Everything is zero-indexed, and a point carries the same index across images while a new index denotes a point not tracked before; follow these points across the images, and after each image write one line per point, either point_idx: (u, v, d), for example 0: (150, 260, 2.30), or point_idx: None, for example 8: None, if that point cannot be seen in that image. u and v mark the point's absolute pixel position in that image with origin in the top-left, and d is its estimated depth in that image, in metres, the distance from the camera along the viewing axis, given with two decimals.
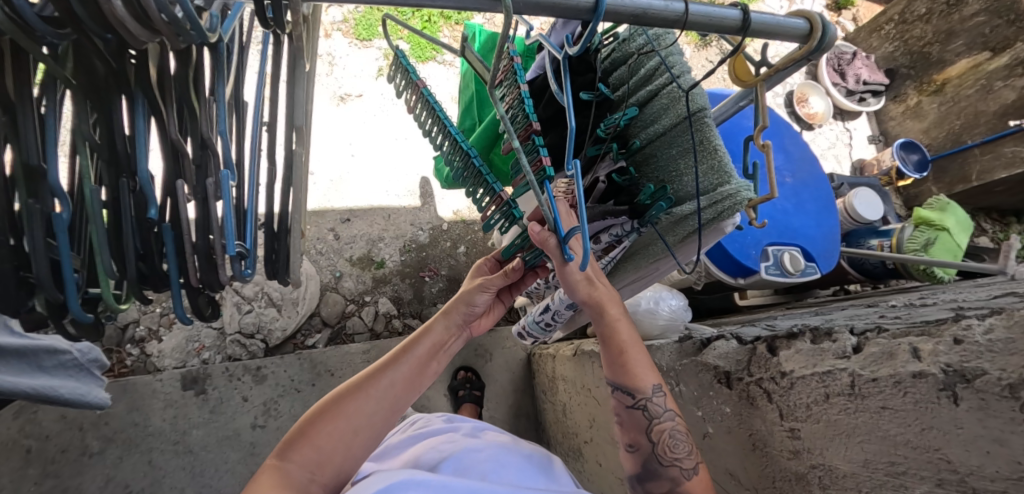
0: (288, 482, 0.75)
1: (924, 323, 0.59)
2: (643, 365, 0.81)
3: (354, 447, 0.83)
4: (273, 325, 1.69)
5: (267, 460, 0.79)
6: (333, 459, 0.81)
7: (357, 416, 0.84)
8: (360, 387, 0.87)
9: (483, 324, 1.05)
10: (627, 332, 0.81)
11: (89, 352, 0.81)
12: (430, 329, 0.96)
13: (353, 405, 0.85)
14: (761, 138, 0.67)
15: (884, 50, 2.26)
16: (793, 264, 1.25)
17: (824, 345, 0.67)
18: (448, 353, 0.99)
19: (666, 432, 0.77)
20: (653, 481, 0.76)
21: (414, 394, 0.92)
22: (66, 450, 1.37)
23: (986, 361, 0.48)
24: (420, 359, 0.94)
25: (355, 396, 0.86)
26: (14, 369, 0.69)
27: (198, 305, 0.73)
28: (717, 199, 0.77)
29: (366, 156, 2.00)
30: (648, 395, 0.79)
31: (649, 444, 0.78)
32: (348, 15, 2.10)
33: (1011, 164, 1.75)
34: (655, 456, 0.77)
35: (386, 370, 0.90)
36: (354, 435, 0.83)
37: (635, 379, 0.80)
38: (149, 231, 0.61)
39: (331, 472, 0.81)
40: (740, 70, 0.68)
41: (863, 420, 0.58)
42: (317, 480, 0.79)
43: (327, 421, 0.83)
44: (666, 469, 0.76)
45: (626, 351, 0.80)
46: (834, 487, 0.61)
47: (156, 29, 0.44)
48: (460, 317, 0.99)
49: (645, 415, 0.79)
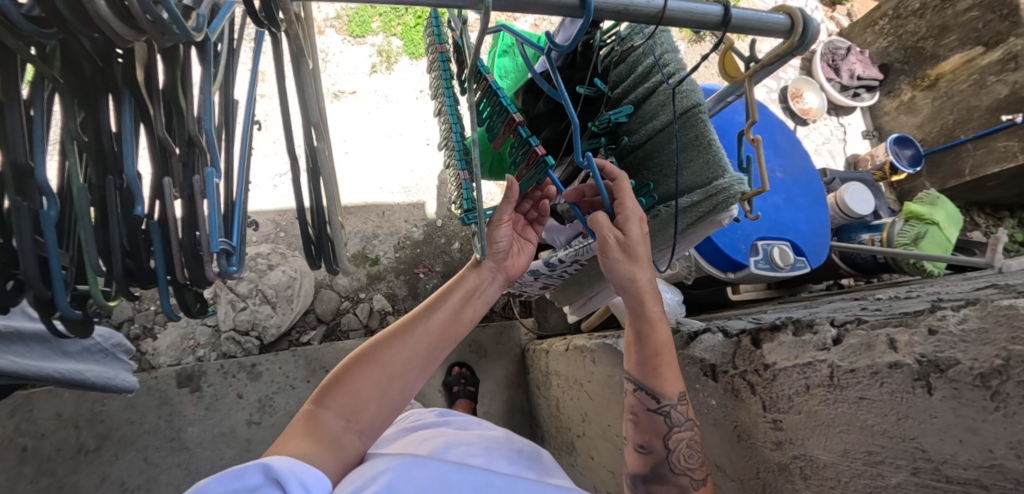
0: (321, 429, 0.73)
1: (901, 315, 0.59)
2: (671, 369, 0.78)
3: (389, 396, 0.79)
4: (268, 322, 1.66)
5: (303, 406, 0.77)
6: (368, 405, 0.77)
7: (390, 363, 0.79)
8: (396, 334, 0.82)
9: (516, 267, 0.94)
10: (664, 334, 0.80)
11: (110, 338, 1.13)
12: (462, 275, 0.89)
13: (389, 351, 0.80)
14: (751, 133, 0.66)
15: (878, 45, 2.27)
16: (782, 259, 1.26)
17: (805, 337, 0.67)
18: (483, 301, 0.90)
19: (683, 441, 0.74)
20: (659, 485, 0.73)
21: (452, 342, 0.86)
22: (62, 448, 1.38)
23: (959, 351, 0.49)
24: (453, 306, 0.87)
25: (391, 340, 0.81)
26: (36, 353, 0.90)
27: (186, 302, 0.70)
28: (711, 192, 0.76)
29: (360, 152, 2.00)
30: (673, 402, 0.76)
31: (663, 449, 0.75)
32: (342, 12, 2.09)
33: (1004, 158, 1.77)
34: (668, 462, 0.74)
35: (418, 318, 0.84)
36: (389, 383, 0.79)
37: (662, 383, 0.77)
38: (137, 231, 0.60)
39: (366, 419, 0.77)
40: (728, 66, 0.67)
41: (842, 411, 0.59)
42: (352, 428, 0.75)
43: (364, 367, 0.79)
44: (676, 476, 0.73)
45: (661, 352, 0.78)
46: (815, 477, 0.62)
47: (140, 28, 0.44)
48: (489, 259, 0.90)
49: (665, 422, 0.76)
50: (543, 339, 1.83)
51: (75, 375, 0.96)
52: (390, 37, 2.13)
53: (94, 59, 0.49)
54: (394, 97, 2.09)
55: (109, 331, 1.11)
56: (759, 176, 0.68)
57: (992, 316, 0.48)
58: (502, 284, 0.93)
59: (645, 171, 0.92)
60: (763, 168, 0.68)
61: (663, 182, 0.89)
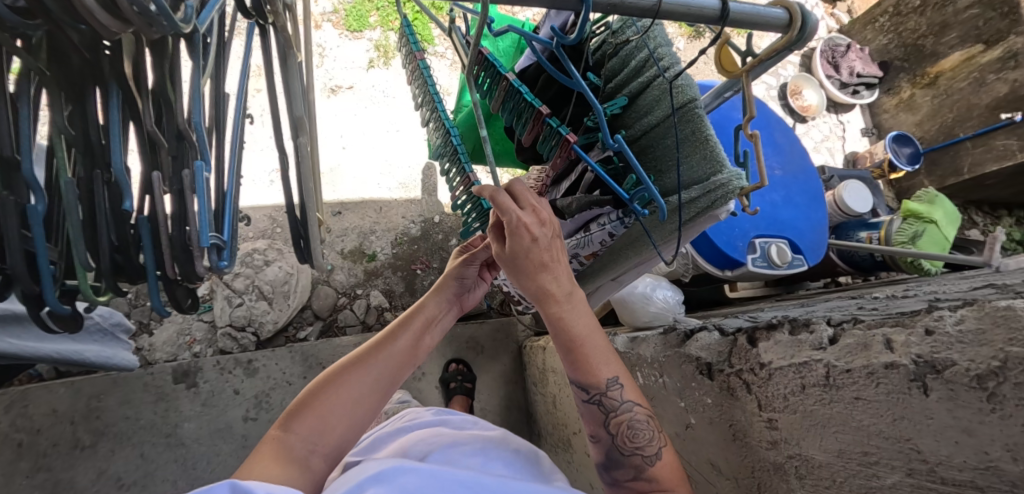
0: (288, 454, 0.72)
1: (898, 315, 0.59)
2: (601, 357, 0.74)
3: (359, 416, 0.80)
4: (265, 318, 1.66)
5: (269, 431, 0.76)
6: (335, 427, 0.77)
7: (359, 382, 0.82)
8: (364, 358, 0.84)
9: (469, 302, 1.05)
10: (583, 325, 0.74)
11: (110, 318, 1.11)
12: (422, 305, 0.96)
13: (356, 374, 0.82)
14: (749, 127, 0.64)
15: (878, 42, 2.26)
16: (779, 257, 1.26)
17: (802, 336, 0.67)
18: (441, 328, 0.97)
19: (625, 424, 0.73)
20: (619, 469, 0.74)
21: (412, 366, 0.90)
22: (58, 444, 1.38)
23: (956, 351, 0.49)
24: (416, 332, 0.92)
25: (355, 364, 0.84)
26: (37, 336, 0.88)
27: (177, 297, 0.69)
28: (710, 188, 0.75)
29: (358, 148, 1.99)
30: (605, 388, 0.73)
31: (608, 436, 0.75)
32: (339, 6, 2.08)
33: (1002, 157, 1.77)
34: (616, 447, 0.74)
35: (384, 341, 0.88)
36: (356, 405, 0.80)
37: (589, 373, 0.74)
38: (126, 224, 0.59)
39: (334, 442, 0.77)
40: (725, 61, 0.65)
41: (838, 410, 0.58)
42: (318, 451, 0.75)
43: (332, 391, 0.80)
44: (627, 457, 0.73)
45: (582, 344, 0.73)
46: (810, 476, 0.62)
47: (127, 19, 0.43)
48: (451, 292, 0.99)
49: (601, 410, 0.74)
50: (541, 335, 1.82)
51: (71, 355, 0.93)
52: (388, 32, 2.12)
53: (82, 51, 0.48)
54: (391, 92, 2.07)
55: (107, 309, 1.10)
56: (758, 171, 0.66)
57: (990, 317, 0.48)
58: (456, 313, 1.02)
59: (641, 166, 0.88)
60: (762, 165, 0.65)
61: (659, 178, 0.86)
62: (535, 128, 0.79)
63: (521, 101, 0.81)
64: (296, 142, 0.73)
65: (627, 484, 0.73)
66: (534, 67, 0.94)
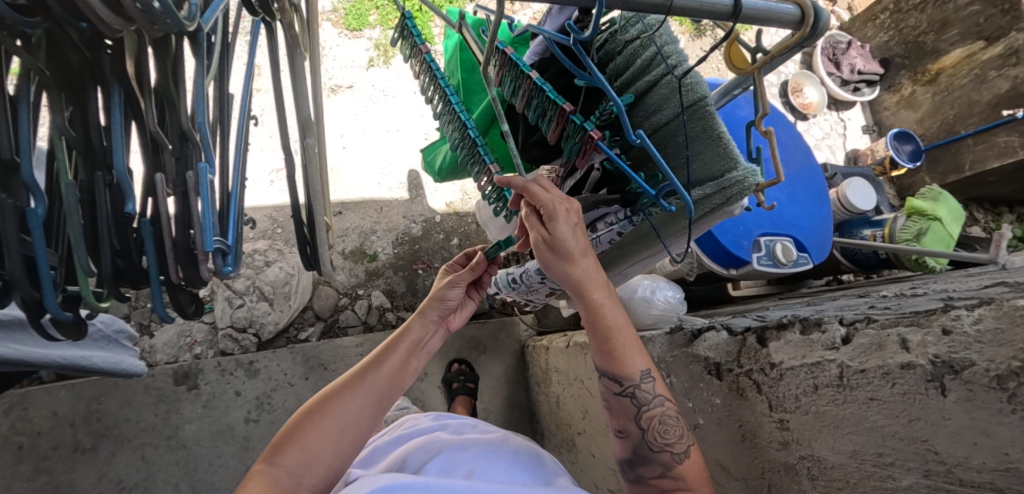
0: (275, 485, 0.72)
1: (913, 314, 0.58)
2: (631, 350, 0.75)
3: (344, 445, 0.80)
4: (265, 319, 1.66)
5: (254, 465, 0.75)
6: (321, 460, 0.77)
7: (343, 412, 0.81)
8: (347, 386, 0.85)
9: (457, 321, 1.04)
10: (614, 316, 0.75)
11: (113, 324, 1.10)
12: (407, 327, 0.95)
13: (341, 403, 0.82)
14: (763, 125, 0.64)
15: (879, 39, 2.25)
16: (784, 255, 1.25)
17: (813, 336, 0.66)
18: (428, 351, 0.97)
19: (657, 418, 0.73)
20: (645, 466, 0.73)
21: (399, 389, 0.90)
22: (58, 447, 1.37)
23: (974, 352, 0.48)
24: (402, 356, 0.92)
25: (340, 392, 0.84)
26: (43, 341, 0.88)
27: (180, 302, 0.67)
28: (725, 185, 0.73)
29: (358, 148, 1.98)
30: (637, 382, 0.74)
31: (638, 431, 0.74)
32: (337, 5, 2.06)
33: (1004, 154, 1.76)
34: (646, 442, 0.73)
35: (366, 370, 0.88)
36: (342, 434, 0.80)
37: (623, 365, 0.74)
38: (128, 228, 0.58)
39: (323, 470, 0.77)
40: (735, 58, 0.64)
41: (851, 411, 0.58)
42: (306, 484, 0.74)
43: (316, 421, 0.80)
44: (657, 453, 0.72)
45: (613, 336, 0.75)
46: (823, 477, 0.61)
47: (129, 17, 0.42)
48: (435, 314, 0.99)
49: (633, 403, 0.74)
50: (543, 335, 1.82)
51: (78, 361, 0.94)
52: (387, 30, 2.11)
53: (82, 50, 0.47)
54: (391, 91, 2.06)
55: (111, 317, 1.10)
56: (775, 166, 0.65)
57: (1009, 316, 0.47)
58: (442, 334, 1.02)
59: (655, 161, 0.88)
60: (776, 161, 0.65)
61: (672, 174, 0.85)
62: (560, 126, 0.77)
63: (545, 99, 0.79)
64: (303, 143, 0.72)
65: (653, 480, 0.72)
66: (539, 64, 0.92)
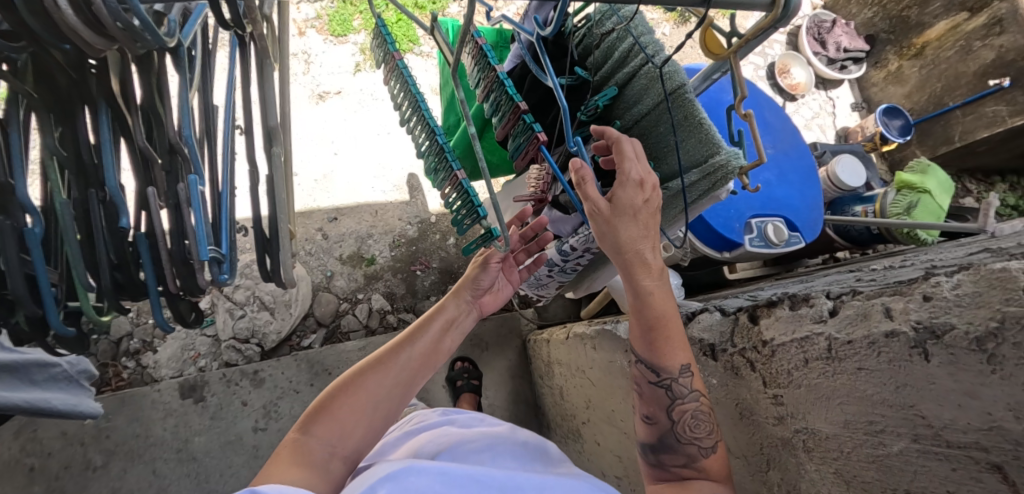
0: (308, 459, 0.72)
1: (896, 284, 0.59)
2: (676, 345, 0.73)
3: (376, 419, 0.80)
4: (267, 328, 1.66)
5: (287, 436, 0.76)
6: (354, 431, 0.77)
7: (377, 387, 0.81)
8: (381, 361, 0.84)
9: (492, 305, 1.04)
10: (663, 307, 0.74)
11: (77, 363, 0.94)
12: (441, 306, 0.97)
13: (374, 379, 0.82)
14: (743, 108, 0.64)
15: (863, 16, 2.25)
16: (776, 235, 1.26)
17: (802, 311, 0.68)
18: (461, 331, 0.98)
19: (688, 412, 0.71)
20: (669, 455, 0.71)
21: (429, 370, 0.90)
22: (70, 466, 1.39)
23: (954, 315, 0.49)
24: (435, 335, 0.93)
25: (373, 369, 0.83)
26: (8, 384, 0.80)
27: (180, 312, 0.69)
28: (710, 171, 0.72)
29: (349, 153, 1.99)
30: (675, 375, 0.72)
31: (668, 421, 0.72)
32: (321, 12, 2.07)
33: (994, 123, 1.79)
34: (673, 433, 0.71)
35: (403, 344, 0.88)
36: (375, 409, 0.80)
37: (664, 357, 0.73)
38: (124, 243, 0.59)
39: (354, 444, 0.77)
40: (711, 44, 0.66)
41: (841, 382, 0.59)
42: (337, 455, 0.75)
43: (350, 395, 0.80)
44: (682, 446, 0.70)
45: (660, 328, 0.74)
46: (818, 449, 0.63)
47: (112, 37, 0.44)
48: (469, 294, 1.00)
49: (668, 394, 0.72)
50: (544, 328, 1.83)
51: (39, 403, 0.80)
52: (372, 34, 2.11)
53: (68, 71, 0.48)
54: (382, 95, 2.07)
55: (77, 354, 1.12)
56: (755, 148, 0.66)
57: (986, 280, 0.48)
58: (475, 317, 1.02)
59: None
60: (758, 143, 0.65)
61: (662, 160, 0.84)
62: (510, 123, 0.82)
63: (504, 93, 0.82)
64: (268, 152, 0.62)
65: (672, 468, 0.70)
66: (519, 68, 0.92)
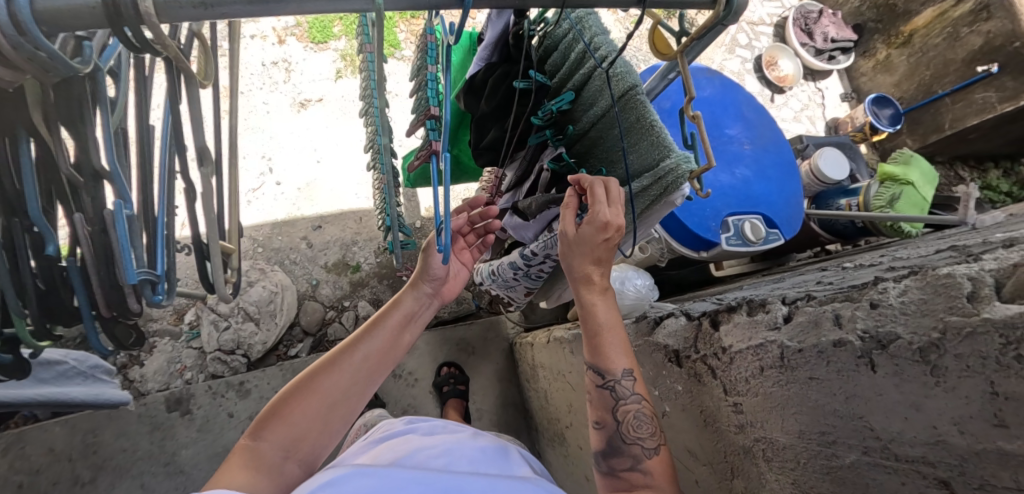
0: (261, 462, 0.71)
1: (849, 289, 0.58)
2: (619, 347, 0.73)
3: (332, 421, 0.78)
4: (253, 340, 1.64)
5: (241, 440, 0.74)
6: (308, 435, 0.75)
7: (334, 389, 0.78)
8: (335, 361, 0.80)
9: (452, 290, 0.95)
10: (606, 314, 0.74)
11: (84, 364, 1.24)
12: (397, 299, 0.89)
13: (330, 379, 0.79)
14: (691, 110, 0.62)
15: (850, 5, 2.23)
16: (753, 233, 1.25)
17: (758, 317, 0.67)
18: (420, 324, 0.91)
19: (631, 413, 0.70)
20: (618, 459, 0.69)
21: (389, 366, 0.85)
22: (58, 482, 1.38)
23: (900, 324, 0.47)
24: (393, 329, 0.86)
25: (328, 369, 0.79)
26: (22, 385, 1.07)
27: (116, 335, 0.71)
28: (660, 174, 0.71)
29: (332, 161, 1.97)
30: (618, 377, 0.71)
31: (613, 423, 0.71)
32: (301, 19, 2.06)
33: (983, 110, 1.76)
34: (619, 433, 0.70)
35: (355, 344, 0.83)
36: (331, 410, 0.78)
37: (605, 358, 0.73)
38: (54, 268, 0.60)
39: (309, 448, 0.75)
40: (659, 43, 0.63)
41: (794, 391, 0.58)
42: (293, 457, 0.73)
43: (305, 397, 0.77)
44: (628, 446, 0.69)
45: (602, 333, 0.73)
46: (776, 458, 0.61)
47: (19, 67, 0.41)
48: (426, 285, 0.90)
49: (612, 396, 0.71)
50: (531, 331, 1.82)
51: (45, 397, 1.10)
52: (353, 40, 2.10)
53: None
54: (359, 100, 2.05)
55: (82, 355, 1.26)
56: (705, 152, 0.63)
57: (932, 287, 0.47)
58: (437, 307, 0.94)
59: (595, 158, 0.86)
60: (706, 144, 0.62)
61: (612, 168, 0.84)
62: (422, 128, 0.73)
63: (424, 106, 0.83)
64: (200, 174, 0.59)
65: (624, 473, 0.68)
66: (483, 71, 0.90)
